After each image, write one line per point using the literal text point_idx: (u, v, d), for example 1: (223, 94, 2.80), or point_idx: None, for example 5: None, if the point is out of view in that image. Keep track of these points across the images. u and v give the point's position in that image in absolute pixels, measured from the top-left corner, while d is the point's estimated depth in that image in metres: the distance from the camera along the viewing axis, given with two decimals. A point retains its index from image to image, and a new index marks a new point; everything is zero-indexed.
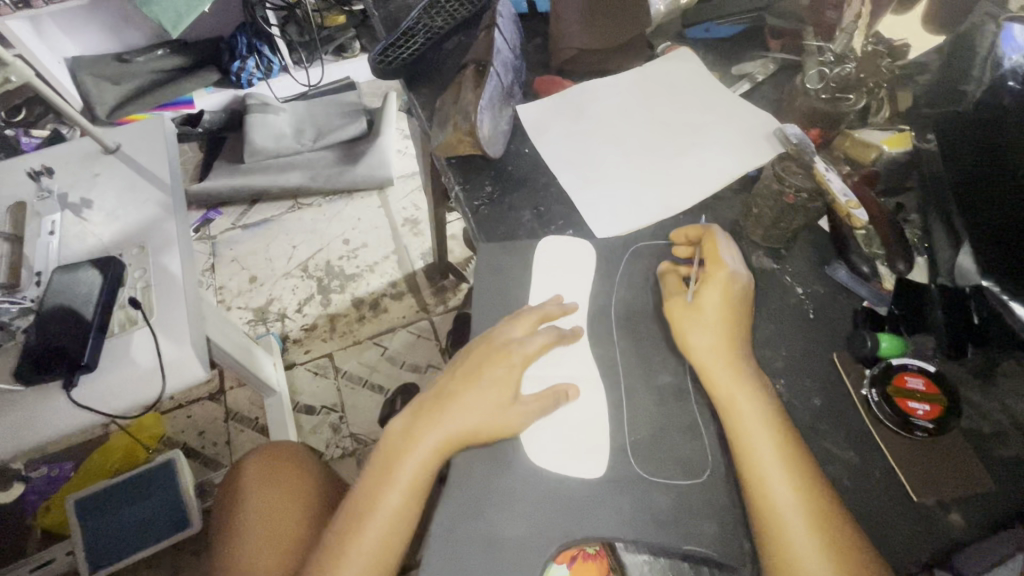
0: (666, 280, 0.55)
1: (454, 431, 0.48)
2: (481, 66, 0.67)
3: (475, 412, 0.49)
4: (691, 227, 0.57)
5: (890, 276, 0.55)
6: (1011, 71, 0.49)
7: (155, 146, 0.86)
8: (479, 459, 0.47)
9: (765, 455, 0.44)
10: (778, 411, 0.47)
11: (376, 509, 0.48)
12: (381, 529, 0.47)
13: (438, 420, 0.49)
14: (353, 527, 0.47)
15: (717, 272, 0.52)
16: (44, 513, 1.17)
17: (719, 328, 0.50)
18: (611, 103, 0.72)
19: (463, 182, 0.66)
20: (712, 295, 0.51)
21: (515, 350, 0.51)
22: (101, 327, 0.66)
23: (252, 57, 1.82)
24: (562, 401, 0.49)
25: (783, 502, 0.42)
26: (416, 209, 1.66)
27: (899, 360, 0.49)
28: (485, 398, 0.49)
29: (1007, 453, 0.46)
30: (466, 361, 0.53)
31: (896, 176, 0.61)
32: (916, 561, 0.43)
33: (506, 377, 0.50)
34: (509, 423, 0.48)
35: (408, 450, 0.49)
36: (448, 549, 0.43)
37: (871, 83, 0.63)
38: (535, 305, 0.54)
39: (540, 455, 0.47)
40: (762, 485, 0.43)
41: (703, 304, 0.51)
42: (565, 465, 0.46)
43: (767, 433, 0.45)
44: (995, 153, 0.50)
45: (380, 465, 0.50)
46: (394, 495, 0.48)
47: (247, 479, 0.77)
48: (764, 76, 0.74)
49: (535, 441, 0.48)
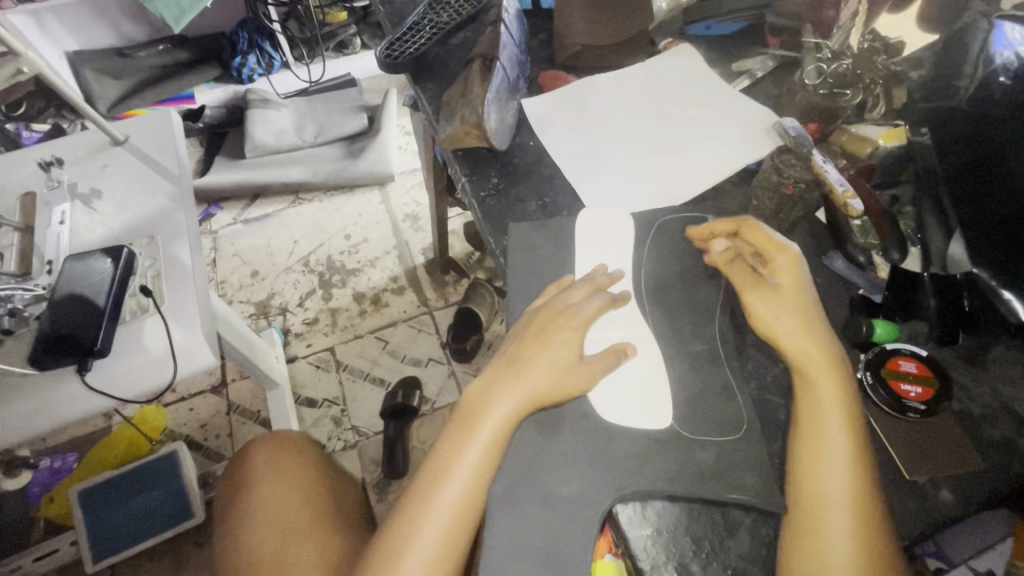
0: (727, 265, 0.55)
1: (529, 388, 0.49)
2: (487, 60, 0.68)
3: (548, 372, 0.50)
4: (723, 220, 0.55)
5: (885, 265, 0.57)
6: (1003, 67, 0.51)
7: (163, 138, 0.87)
8: (545, 418, 0.48)
9: (835, 445, 0.45)
10: (846, 381, 0.48)
11: (457, 464, 0.47)
12: (463, 483, 0.47)
13: (513, 380, 0.51)
14: (437, 481, 0.48)
15: (782, 257, 0.53)
16: (48, 504, 1.18)
17: (801, 309, 0.51)
18: (619, 96, 0.74)
19: (469, 174, 0.68)
20: (791, 276, 0.53)
21: (577, 315, 0.53)
22: (114, 314, 0.67)
23: (253, 53, 1.83)
24: (623, 358, 0.51)
25: (833, 478, 0.44)
26: (417, 205, 1.68)
27: (892, 344, 0.51)
28: (555, 359, 0.51)
29: (997, 434, 0.48)
30: (531, 327, 0.54)
31: (892, 170, 0.63)
32: (908, 536, 0.44)
33: (572, 339, 0.52)
34: (579, 380, 0.49)
35: (487, 405, 0.50)
36: (515, 502, 0.44)
37: (868, 79, 0.65)
38: (585, 276, 0.56)
39: (610, 412, 0.48)
40: (815, 470, 0.45)
41: (784, 286, 0.52)
42: (636, 417, 0.48)
43: (838, 416, 0.46)
44: (996, 143, 0.50)
45: (459, 423, 0.50)
46: (475, 449, 0.47)
47: (254, 465, 0.79)
48: (763, 73, 0.76)
49: (604, 398, 0.49)
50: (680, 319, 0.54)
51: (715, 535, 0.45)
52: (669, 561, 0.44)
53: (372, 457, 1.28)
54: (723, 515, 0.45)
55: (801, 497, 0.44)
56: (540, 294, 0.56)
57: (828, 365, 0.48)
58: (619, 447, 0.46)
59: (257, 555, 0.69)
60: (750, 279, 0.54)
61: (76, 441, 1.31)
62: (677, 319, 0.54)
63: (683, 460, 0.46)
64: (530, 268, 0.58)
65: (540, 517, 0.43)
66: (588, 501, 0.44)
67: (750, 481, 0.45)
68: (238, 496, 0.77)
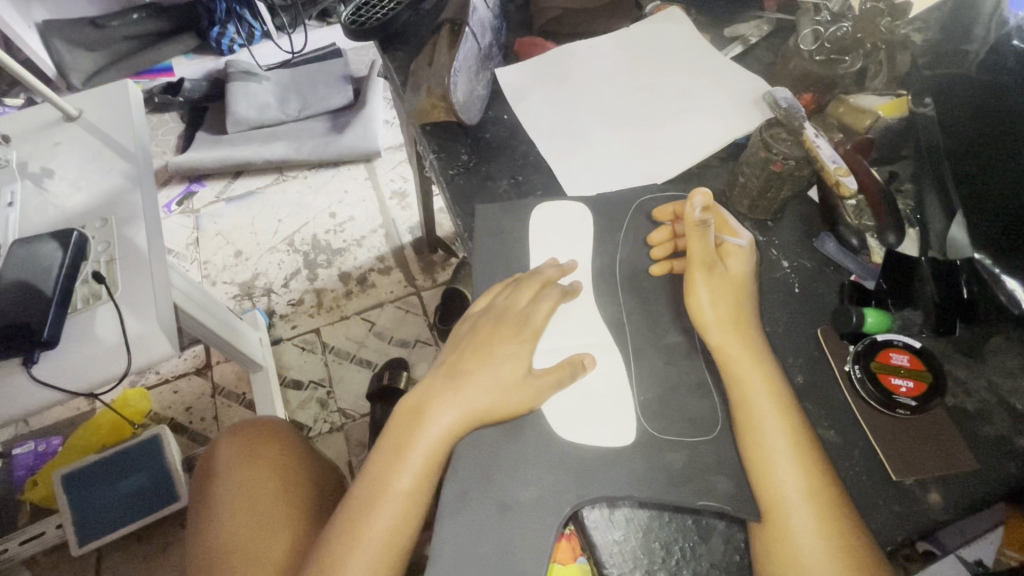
0: (688, 236, 0.49)
1: (467, 406, 0.46)
2: (456, 25, 0.63)
3: (488, 388, 0.47)
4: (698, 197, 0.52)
5: (880, 248, 0.53)
6: (1017, 29, 0.45)
7: (120, 113, 0.82)
8: (492, 431, 0.45)
9: (777, 442, 0.42)
10: (784, 389, 0.45)
11: (388, 493, 0.45)
12: (394, 512, 0.44)
13: (450, 397, 0.47)
14: (364, 514, 0.45)
15: (738, 243, 0.51)
16: (31, 488, 1.16)
17: (738, 304, 0.48)
18: (597, 67, 0.68)
19: (438, 150, 0.63)
20: (739, 267, 0.50)
21: (528, 323, 0.50)
22: (64, 301, 0.64)
23: (231, 22, 1.76)
24: (579, 371, 0.47)
25: (790, 491, 0.41)
26: (404, 181, 1.62)
27: (885, 336, 0.48)
28: (499, 373, 0.47)
29: (992, 431, 0.45)
30: (478, 337, 0.51)
31: (892, 144, 0.58)
32: (891, 541, 0.42)
33: (518, 351, 0.49)
34: (524, 398, 0.45)
35: (418, 426, 0.46)
36: (462, 518, 0.41)
37: (869, 44, 0.60)
38: (533, 270, 0.52)
39: (561, 424, 0.45)
40: (765, 470, 0.41)
41: (736, 276, 0.49)
42: (589, 432, 0.44)
43: (780, 421, 0.43)
44: (998, 114, 0.45)
45: (389, 447, 0.47)
46: (407, 477, 0.45)
47: (218, 467, 0.73)
48: (758, 38, 0.70)
49: (557, 414, 0.45)
50: (660, 306, 0.50)
51: (687, 541, 0.42)
52: (636, 568, 0.41)
53: (358, 440, 1.26)
54: (696, 520, 0.43)
55: (760, 506, 0.41)
56: (485, 293, 0.53)
57: (754, 363, 0.46)
58: (582, 453, 0.43)
59: (219, 555, 0.64)
60: (707, 260, 0.49)
61: (59, 424, 1.29)
62: (658, 307, 0.50)
63: (653, 464, 0.43)
64: (496, 253, 0.55)
65: (497, 524, 0.40)
66: (547, 507, 0.41)
67: (722, 486, 0.42)
68: (205, 498, 0.70)
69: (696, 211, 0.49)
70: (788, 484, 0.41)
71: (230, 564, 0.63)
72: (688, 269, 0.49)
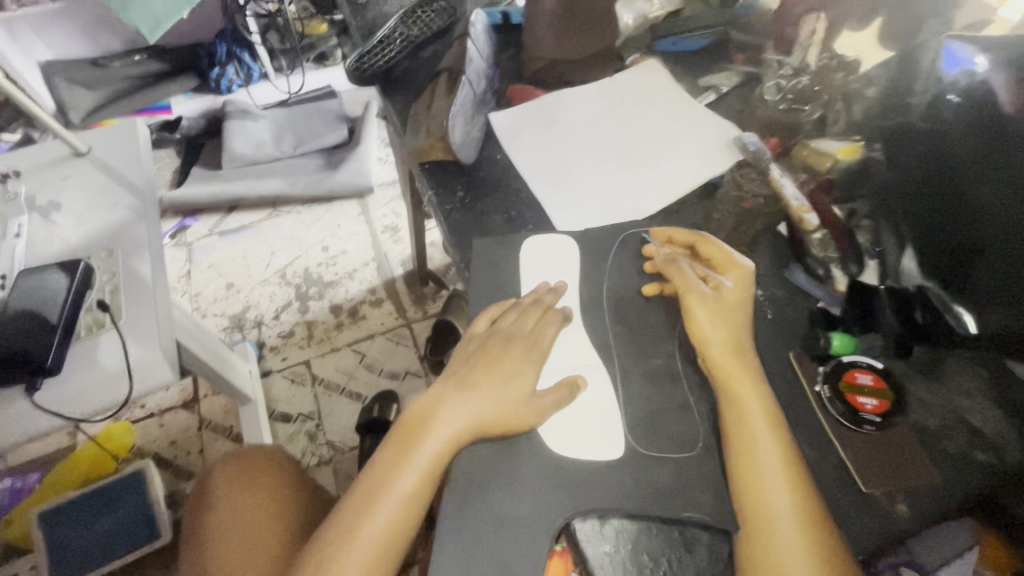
0: (669, 268, 0.55)
1: (472, 415, 0.49)
2: (454, 74, 0.68)
3: (493, 398, 0.50)
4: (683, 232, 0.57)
5: (844, 278, 0.56)
6: (950, 86, 0.52)
7: (127, 150, 0.85)
8: (491, 443, 0.47)
9: (757, 457, 0.45)
10: (767, 408, 0.48)
11: (389, 491, 0.47)
12: (393, 509, 0.47)
13: (458, 404, 0.50)
14: (365, 507, 0.47)
15: (733, 276, 0.54)
16: (6, 527, 1.13)
17: (736, 327, 0.52)
18: (583, 111, 0.74)
19: (436, 187, 0.68)
20: (735, 294, 0.53)
21: (535, 344, 0.53)
22: (67, 330, 0.65)
23: (230, 64, 1.82)
24: (577, 390, 0.50)
25: (767, 501, 0.44)
26: (396, 217, 1.66)
27: (850, 357, 0.52)
28: (506, 387, 0.50)
29: (952, 446, 0.48)
30: (486, 352, 0.54)
31: (849, 184, 0.62)
32: (864, 550, 0.44)
33: (524, 368, 0.52)
34: (525, 414, 0.48)
35: (423, 430, 0.49)
36: (458, 532, 0.43)
37: (825, 95, 0.67)
38: (531, 295, 0.56)
39: (559, 444, 0.47)
40: (745, 482, 0.44)
41: (733, 305, 0.53)
42: (585, 448, 0.47)
43: (758, 437, 0.46)
44: (940, 158, 0.52)
45: (396, 446, 0.50)
46: (409, 476, 0.48)
47: (218, 485, 0.74)
48: (729, 88, 0.77)
49: (555, 435, 0.48)
50: (645, 332, 0.54)
51: (673, 552, 0.44)
52: None
53: (347, 473, 1.25)
54: (681, 532, 0.45)
55: (739, 516, 0.44)
56: (483, 313, 0.57)
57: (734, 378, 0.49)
58: (573, 469, 0.46)
59: (215, 567, 0.65)
60: (695, 289, 0.53)
61: (39, 460, 1.26)
62: (645, 331, 0.54)
63: (639, 478, 0.46)
64: (490, 282, 0.58)
65: (495, 538, 0.42)
66: (540, 521, 0.43)
67: (704, 499, 0.45)
68: (203, 516, 0.71)
69: (661, 249, 0.57)
70: (770, 493, 0.44)
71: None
72: (682, 296, 0.53)
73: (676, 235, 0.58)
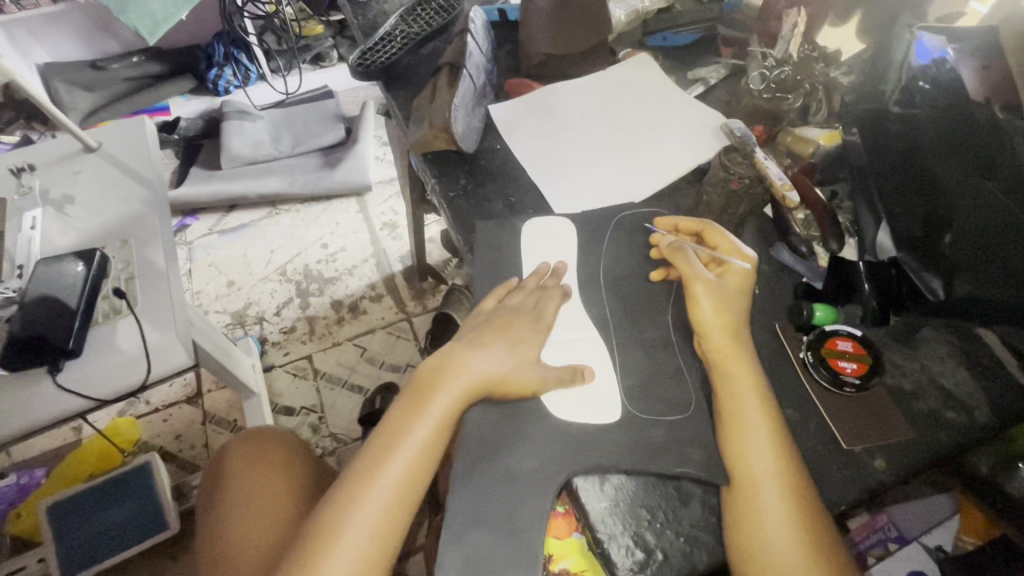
0: (674, 256, 0.56)
1: (479, 376, 0.52)
2: (455, 68, 0.71)
3: (500, 363, 0.53)
4: (690, 220, 0.59)
5: (825, 253, 0.60)
6: (920, 74, 0.58)
7: (137, 145, 0.88)
8: (499, 405, 0.51)
9: (750, 416, 0.48)
10: (758, 375, 0.51)
11: (402, 445, 0.51)
12: (406, 461, 0.50)
13: (464, 367, 0.53)
14: (378, 459, 0.50)
15: (741, 262, 0.56)
16: (14, 520, 1.14)
17: (737, 314, 0.53)
18: (578, 103, 0.78)
19: (439, 176, 0.71)
20: (738, 281, 0.55)
21: (540, 318, 0.56)
22: (86, 315, 0.68)
23: (228, 65, 1.84)
24: (581, 380, 0.52)
25: (755, 452, 0.47)
26: (394, 214, 1.69)
27: (832, 326, 0.55)
28: (513, 353, 0.54)
29: (925, 406, 0.52)
30: (491, 321, 0.57)
31: (831, 166, 0.67)
32: (844, 501, 0.48)
33: (528, 338, 0.55)
34: (531, 381, 0.51)
35: (433, 390, 0.52)
36: (472, 486, 0.46)
37: (808, 85, 0.69)
38: (531, 274, 0.59)
39: (562, 409, 0.50)
40: (735, 436, 0.48)
41: (735, 293, 0.55)
42: (585, 413, 0.50)
43: (750, 398, 0.49)
44: (911, 144, 0.57)
45: (407, 406, 0.53)
46: (421, 431, 0.51)
47: (232, 459, 0.77)
48: (716, 80, 0.80)
49: (558, 404, 0.51)
50: (640, 305, 0.57)
51: (669, 505, 0.47)
52: (625, 531, 0.46)
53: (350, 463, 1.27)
54: (676, 487, 0.48)
55: (727, 470, 0.47)
56: (489, 295, 0.60)
57: (725, 338, 0.52)
58: (575, 432, 0.49)
59: (230, 537, 0.68)
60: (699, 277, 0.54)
61: (44, 456, 1.28)
62: (640, 305, 0.57)
63: (636, 439, 0.49)
64: (493, 263, 0.62)
65: (504, 490, 0.46)
66: (546, 476, 0.46)
67: (696, 456, 0.48)
68: (218, 488, 0.74)
69: (666, 237, 0.59)
70: (757, 449, 0.47)
71: (240, 546, 0.67)
72: (687, 282, 0.55)
73: (681, 222, 0.60)
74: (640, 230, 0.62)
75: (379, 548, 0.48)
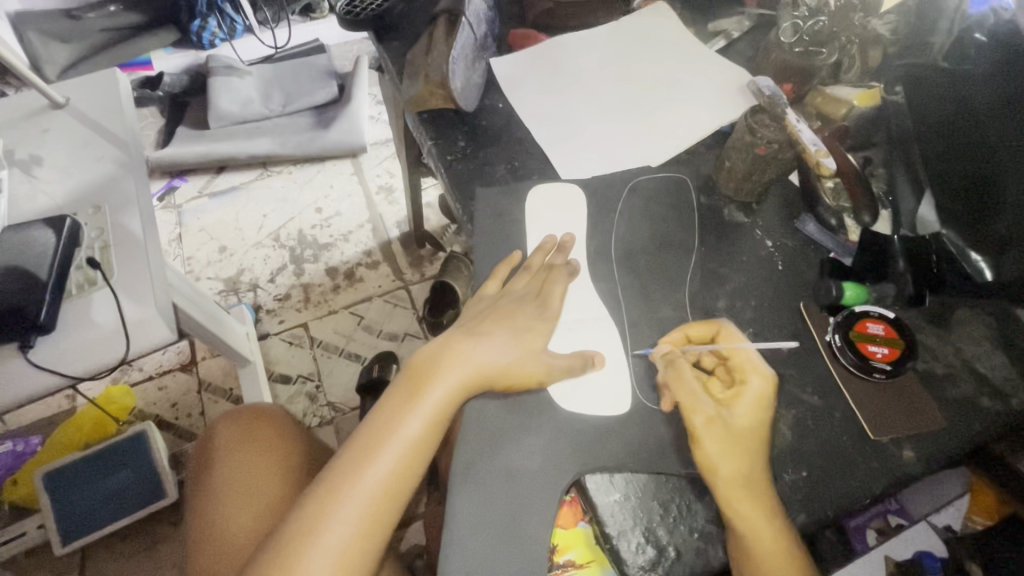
0: (680, 384, 0.46)
1: (478, 366, 0.48)
2: (453, 16, 0.64)
3: (504, 351, 0.49)
4: (700, 327, 0.49)
5: (856, 227, 0.56)
6: (979, 24, 0.50)
7: (109, 101, 0.81)
8: (500, 397, 0.47)
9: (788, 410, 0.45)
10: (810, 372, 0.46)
11: (395, 437, 0.47)
12: (397, 455, 0.47)
13: (463, 356, 0.50)
14: (368, 451, 0.47)
15: (756, 383, 0.46)
16: (9, 488, 1.12)
17: (750, 454, 0.43)
18: (588, 57, 0.71)
19: (436, 137, 0.65)
20: (750, 412, 0.45)
21: (546, 306, 0.52)
22: (59, 287, 0.64)
23: (213, 16, 1.71)
24: (590, 367, 0.49)
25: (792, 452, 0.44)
26: (391, 177, 1.62)
27: (862, 307, 0.51)
28: (520, 341, 0.50)
29: (958, 393, 0.48)
30: (495, 306, 0.54)
31: (864, 132, 0.61)
32: (869, 494, 0.45)
33: (535, 327, 0.51)
34: (535, 372, 0.47)
35: (429, 380, 0.49)
36: (471, 487, 0.43)
37: (844, 37, 0.63)
38: (535, 251, 0.55)
39: (570, 401, 0.47)
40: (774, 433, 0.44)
41: (745, 426, 0.44)
42: (596, 404, 0.47)
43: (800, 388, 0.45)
44: (962, 103, 0.51)
45: (401, 396, 0.49)
46: (415, 423, 0.48)
47: (221, 438, 0.74)
48: (740, 33, 0.73)
49: (565, 395, 0.47)
50: (654, 281, 0.53)
51: (682, 499, 0.44)
52: (636, 527, 0.43)
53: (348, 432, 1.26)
54: (691, 479, 0.45)
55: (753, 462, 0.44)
56: (490, 275, 0.55)
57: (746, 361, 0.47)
58: (584, 425, 0.46)
59: (215, 520, 0.65)
60: (709, 414, 0.44)
61: (40, 423, 1.26)
62: (653, 281, 0.53)
63: (647, 428, 0.46)
64: (496, 233, 0.57)
65: (504, 491, 0.43)
66: (550, 474, 0.43)
67: None
68: (207, 467, 0.71)
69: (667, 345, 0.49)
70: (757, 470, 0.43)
71: (224, 529, 0.64)
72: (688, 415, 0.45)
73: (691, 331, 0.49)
74: (657, 198, 0.57)
75: (362, 547, 0.45)
